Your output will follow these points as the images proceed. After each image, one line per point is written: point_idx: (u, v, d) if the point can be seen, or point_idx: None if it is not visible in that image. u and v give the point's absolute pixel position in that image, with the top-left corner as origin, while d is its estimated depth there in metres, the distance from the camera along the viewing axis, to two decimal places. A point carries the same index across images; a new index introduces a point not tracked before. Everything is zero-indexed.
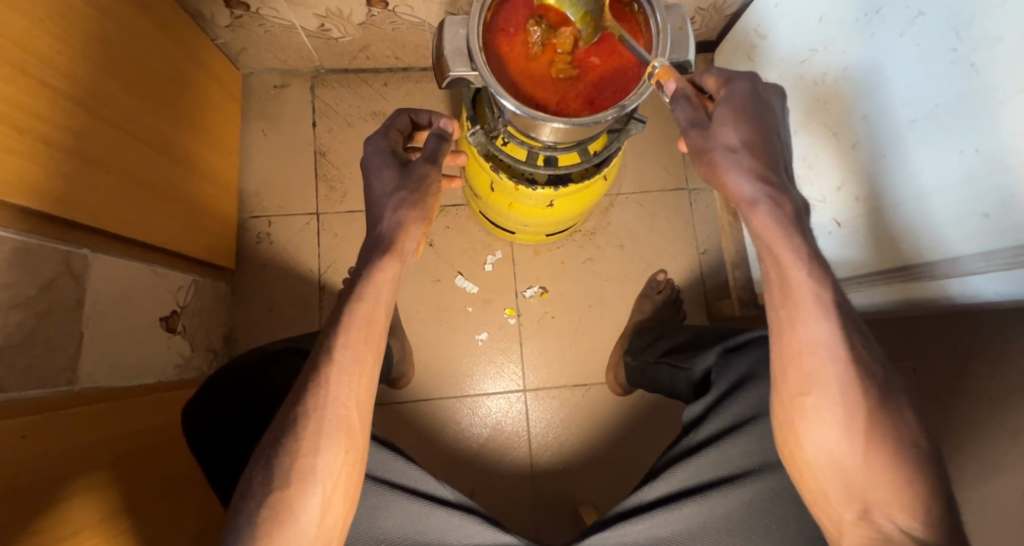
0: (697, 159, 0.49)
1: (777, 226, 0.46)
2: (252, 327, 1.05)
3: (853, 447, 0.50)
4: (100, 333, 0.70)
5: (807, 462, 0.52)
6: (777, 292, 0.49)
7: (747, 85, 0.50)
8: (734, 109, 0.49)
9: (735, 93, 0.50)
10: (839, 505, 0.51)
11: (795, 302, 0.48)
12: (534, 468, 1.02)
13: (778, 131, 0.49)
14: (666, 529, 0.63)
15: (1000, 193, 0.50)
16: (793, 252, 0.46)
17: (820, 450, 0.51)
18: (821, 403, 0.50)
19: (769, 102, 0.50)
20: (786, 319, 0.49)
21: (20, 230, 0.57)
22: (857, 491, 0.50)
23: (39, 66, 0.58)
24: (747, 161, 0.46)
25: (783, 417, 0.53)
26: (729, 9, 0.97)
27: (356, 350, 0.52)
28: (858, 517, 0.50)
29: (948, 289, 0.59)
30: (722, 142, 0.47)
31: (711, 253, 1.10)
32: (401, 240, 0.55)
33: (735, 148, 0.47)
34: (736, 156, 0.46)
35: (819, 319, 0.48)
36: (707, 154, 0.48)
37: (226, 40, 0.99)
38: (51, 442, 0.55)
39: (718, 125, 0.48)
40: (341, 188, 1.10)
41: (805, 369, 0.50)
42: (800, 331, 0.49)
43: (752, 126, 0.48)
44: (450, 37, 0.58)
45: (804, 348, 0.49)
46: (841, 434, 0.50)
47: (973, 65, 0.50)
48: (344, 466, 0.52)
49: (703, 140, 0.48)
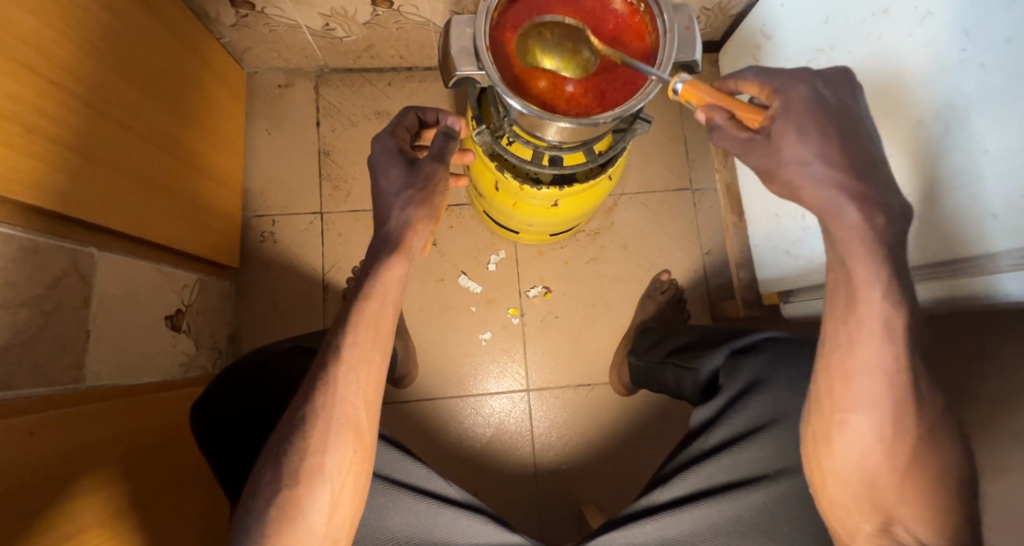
0: (769, 177, 0.45)
1: (867, 243, 0.42)
2: (256, 326, 1.05)
3: (888, 466, 0.50)
4: (106, 332, 0.70)
5: (831, 469, 0.53)
6: (841, 305, 0.47)
7: (804, 93, 0.45)
8: (798, 119, 0.43)
9: (795, 101, 0.45)
10: (858, 515, 0.52)
11: (857, 318, 0.46)
12: (537, 468, 1.02)
13: (860, 136, 0.43)
14: (675, 531, 0.63)
15: (1008, 193, 0.50)
16: (871, 273, 0.43)
17: (850, 464, 0.51)
18: (858, 423, 0.50)
19: (851, 110, 0.44)
20: (845, 335, 0.47)
21: (26, 229, 0.57)
22: (880, 504, 0.51)
23: (45, 63, 0.58)
24: (823, 171, 0.42)
25: (821, 428, 0.53)
26: (733, 9, 0.97)
27: (363, 349, 0.52)
28: (877, 529, 0.52)
29: (957, 289, 0.59)
30: (790, 158, 0.43)
31: (714, 254, 1.10)
32: (408, 239, 0.55)
33: (808, 161, 0.42)
34: (812, 171, 0.42)
35: (880, 344, 0.46)
36: (776, 175, 0.44)
37: (231, 39, 0.99)
38: (58, 439, 0.55)
39: (781, 142, 0.43)
40: (345, 188, 1.10)
41: (853, 389, 0.49)
42: (859, 351, 0.47)
43: (823, 134, 0.42)
44: (456, 36, 0.58)
45: (857, 368, 0.48)
46: (878, 455, 0.50)
47: (982, 65, 0.51)
48: (352, 465, 0.52)
49: (768, 161, 0.44)
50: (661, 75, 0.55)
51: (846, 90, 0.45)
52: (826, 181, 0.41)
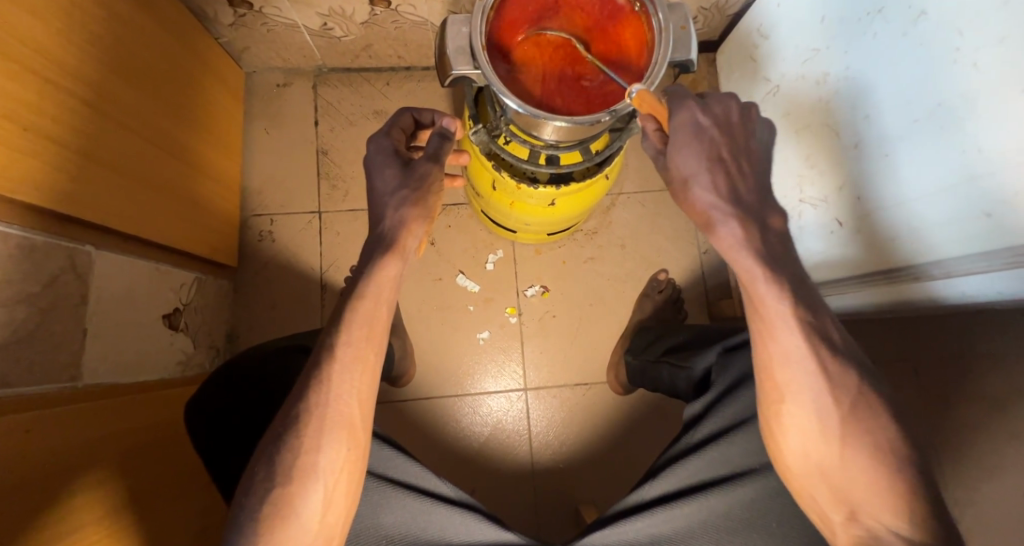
0: (671, 186, 0.52)
1: (742, 243, 0.48)
2: (254, 325, 1.05)
3: (834, 452, 0.49)
4: (103, 330, 0.70)
5: (793, 469, 0.52)
6: (749, 305, 0.50)
7: (687, 117, 0.51)
8: (686, 136, 0.50)
9: (681, 123, 0.51)
10: (827, 506, 0.51)
11: (765, 310, 0.48)
12: (535, 466, 1.02)
13: (726, 151, 0.50)
14: (667, 528, 0.63)
15: (1000, 194, 0.50)
16: (749, 269, 0.48)
17: (806, 458, 0.51)
18: (795, 410, 0.50)
19: (729, 123, 0.52)
20: (760, 331, 0.50)
21: (25, 228, 0.57)
22: (843, 493, 0.50)
23: (44, 63, 0.58)
24: (707, 179, 0.49)
25: (768, 427, 0.53)
26: (731, 9, 0.97)
27: (356, 348, 0.52)
28: (846, 518, 0.50)
29: (943, 289, 0.60)
30: (678, 175, 0.51)
31: (711, 253, 1.10)
32: (402, 238, 0.55)
33: (690, 177, 0.50)
34: (699, 179, 0.49)
35: (789, 331, 0.48)
36: (673, 184, 0.52)
37: (230, 38, 0.99)
38: (56, 437, 0.55)
39: (674, 158, 0.51)
40: (343, 187, 1.10)
41: (779, 379, 0.50)
42: (772, 341, 0.49)
43: (703, 153, 0.49)
44: (452, 36, 0.58)
45: (775, 357, 0.49)
46: (817, 440, 0.50)
47: (974, 64, 0.51)
48: (346, 463, 0.52)
49: (667, 174, 0.52)
50: (657, 75, 0.55)
51: (722, 108, 0.52)
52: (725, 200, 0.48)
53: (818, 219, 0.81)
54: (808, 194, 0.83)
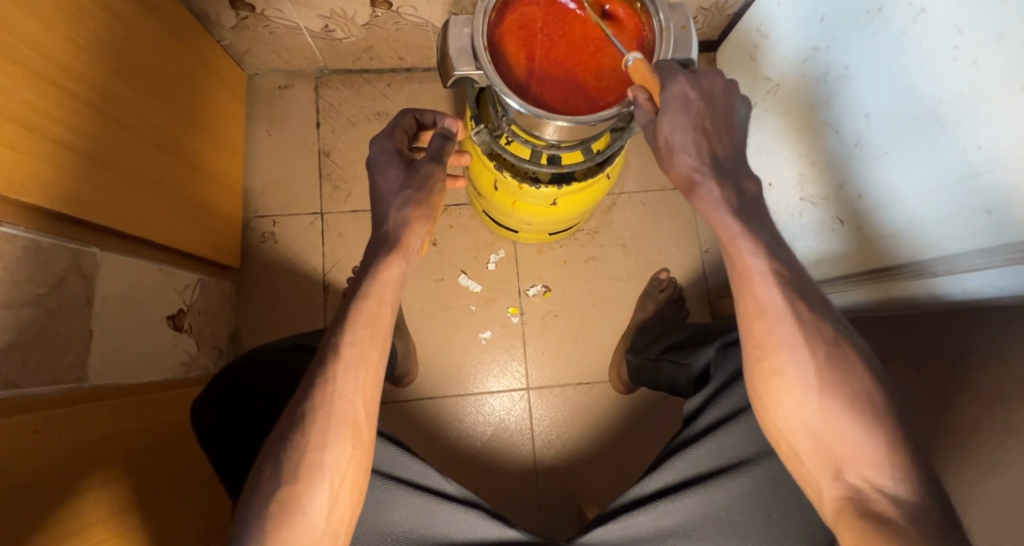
0: (659, 153, 0.53)
1: (719, 204, 0.49)
2: (257, 326, 1.06)
3: (815, 407, 0.48)
4: (109, 332, 0.70)
5: (780, 431, 0.51)
6: (730, 265, 0.51)
7: (677, 91, 0.50)
8: (676, 105, 0.50)
9: (669, 98, 0.50)
10: (813, 467, 0.50)
11: (744, 269, 0.49)
12: (538, 465, 1.03)
13: (715, 125, 0.51)
14: (668, 521, 0.63)
15: (1002, 190, 0.50)
16: (727, 226, 0.49)
17: (793, 420, 0.50)
18: (776, 364, 0.50)
19: (714, 98, 0.52)
20: (740, 288, 0.50)
21: (31, 230, 0.58)
22: (828, 450, 0.48)
23: (52, 67, 0.59)
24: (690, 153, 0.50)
25: (751, 388, 0.53)
26: (730, 9, 0.98)
27: (362, 347, 0.53)
28: (833, 479, 0.48)
29: (948, 286, 0.60)
30: (665, 144, 0.51)
31: (712, 253, 1.11)
32: (405, 238, 0.56)
33: (677, 148, 0.50)
34: (683, 153, 0.50)
35: (768, 286, 0.49)
36: (660, 152, 0.52)
37: (232, 41, 1.00)
38: (63, 438, 0.56)
39: (661, 129, 0.51)
40: (345, 188, 1.10)
41: (760, 334, 0.50)
42: (752, 297, 0.49)
43: (693, 128, 0.50)
44: (454, 37, 0.58)
45: (753, 313, 0.50)
46: (799, 397, 0.49)
47: (973, 62, 0.51)
48: (351, 461, 0.52)
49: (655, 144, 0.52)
50: None
51: (710, 79, 0.53)
52: (726, 200, 0.49)
53: (818, 216, 0.82)
54: (809, 193, 0.83)
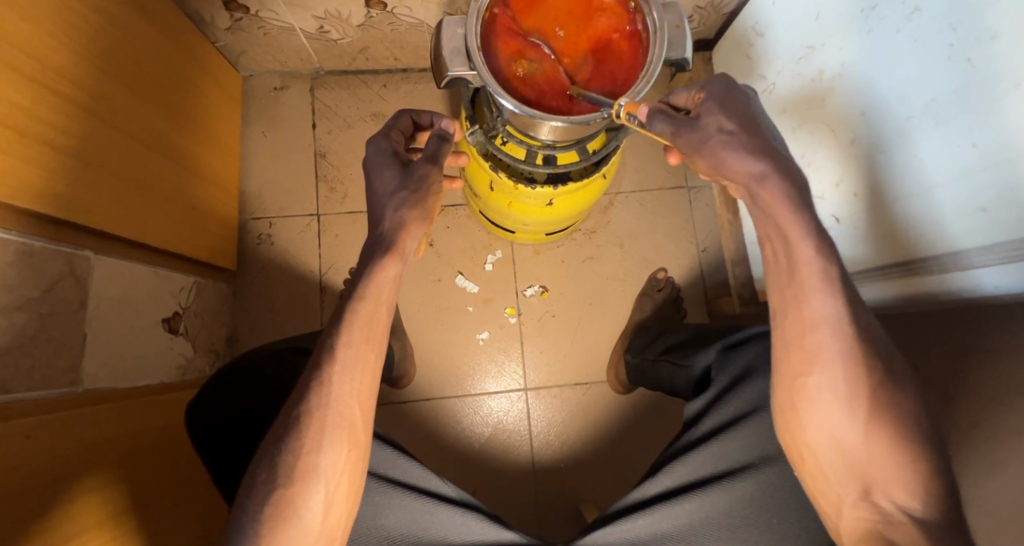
0: (699, 150, 0.48)
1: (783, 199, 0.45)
2: (254, 328, 1.05)
3: (855, 429, 0.49)
4: (102, 335, 0.70)
5: (808, 445, 0.51)
6: (783, 268, 0.49)
7: (721, 85, 0.51)
8: (716, 100, 0.50)
9: (714, 91, 0.51)
10: (838, 485, 0.50)
11: (800, 279, 0.48)
12: (535, 466, 1.02)
13: (761, 118, 0.51)
14: (668, 525, 0.63)
15: (999, 188, 0.50)
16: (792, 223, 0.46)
17: (829, 439, 0.50)
18: (821, 382, 0.49)
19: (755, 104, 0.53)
20: (791, 295, 0.49)
21: (25, 234, 0.57)
22: (858, 471, 0.49)
23: (44, 71, 0.59)
24: (746, 143, 0.46)
25: (785, 398, 0.52)
26: (725, 8, 0.98)
27: (357, 349, 0.53)
28: (857, 498, 0.49)
29: (947, 284, 0.60)
30: (714, 128, 0.47)
31: (710, 252, 1.11)
32: (401, 240, 0.55)
33: (733, 131, 0.47)
34: (735, 138, 0.47)
35: (821, 296, 0.47)
36: (705, 143, 0.47)
37: (227, 43, 1.00)
38: (54, 442, 0.55)
39: (708, 117, 0.48)
40: (342, 189, 1.10)
41: (803, 346, 0.49)
42: (806, 306, 0.48)
43: (741, 112, 0.49)
44: (448, 37, 0.58)
45: (804, 324, 0.49)
46: (840, 414, 0.49)
47: (968, 60, 0.51)
48: (346, 464, 0.52)
49: (696, 135, 0.48)
50: (653, 73, 0.55)
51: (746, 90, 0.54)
52: None
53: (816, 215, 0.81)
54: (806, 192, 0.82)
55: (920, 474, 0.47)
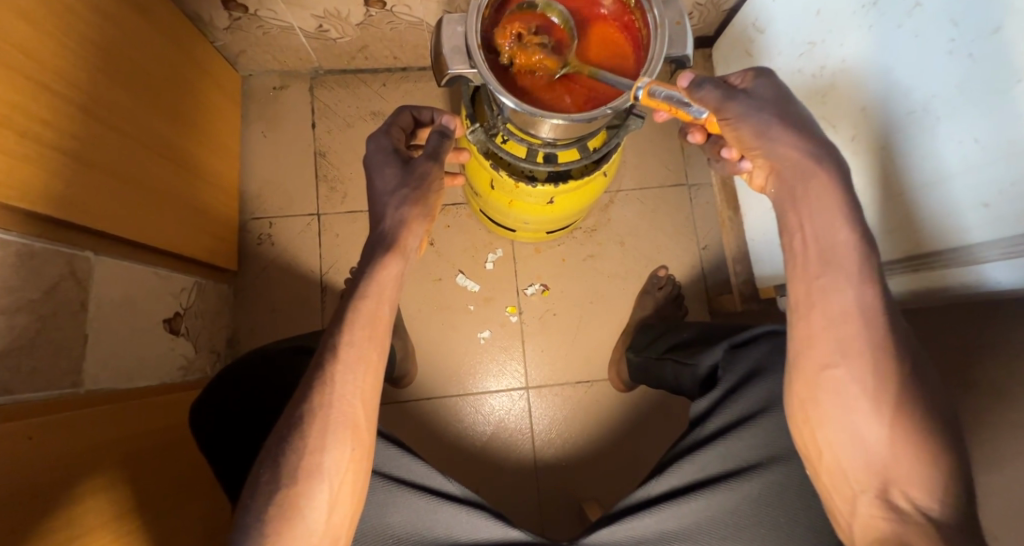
0: (755, 118, 0.50)
1: None
2: (256, 329, 1.05)
3: (874, 427, 0.48)
4: (103, 336, 0.70)
5: (825, 444, 0.51)
6: (817, 258, 0.50)
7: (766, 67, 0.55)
8: (764, 80, 0.54)
9: (762, 71, 0.54)
10: (854, 485, 0.50)
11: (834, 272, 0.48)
12: (538, 464, 1.02)
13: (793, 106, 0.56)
14: (673, 523, 0.63)
15: (1000, 183, 0.50)
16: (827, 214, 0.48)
17: (849, 438, 0.49)
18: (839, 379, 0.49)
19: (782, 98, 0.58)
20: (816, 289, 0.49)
21: (25, 235, 0.57)
22: (877, 471, 0.48)
23: (43, 71, 0.58)
24: (794, 121, 0.51)
25: (804, 394, 0.51)
26: (725, 5, 0.97)
27: (360, 348, 0.52)
28: (873, 499, 0.49)
29: (951, 279, 0.60)
30: (768, 103, 0.51)
31: (711, 250, 1.11)
32: (403, 238, 0.55)
33: (784, 109, 0.51)
34: (785, 115, 0.51)
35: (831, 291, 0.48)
36: (761, 112, 0.50)
37: (226, 42, 0.99)
38: (57, 443, 0.55)
39: (758, 94, 0.52)
40: (342, 188, 1.10)
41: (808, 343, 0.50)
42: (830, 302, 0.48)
43: (786, 93, 0.53)
44: (448, 36, 0.58)
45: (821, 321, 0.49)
46: (856, 412, 0.48)
47: (970, 55, 0.51)
48: (350, 463, 0.52)
49: (750, 103, 0.51)
50: (653, 71, 0.54)
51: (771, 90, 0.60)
52: None
53: None
54: None
55: (926, 471, 0.47)
